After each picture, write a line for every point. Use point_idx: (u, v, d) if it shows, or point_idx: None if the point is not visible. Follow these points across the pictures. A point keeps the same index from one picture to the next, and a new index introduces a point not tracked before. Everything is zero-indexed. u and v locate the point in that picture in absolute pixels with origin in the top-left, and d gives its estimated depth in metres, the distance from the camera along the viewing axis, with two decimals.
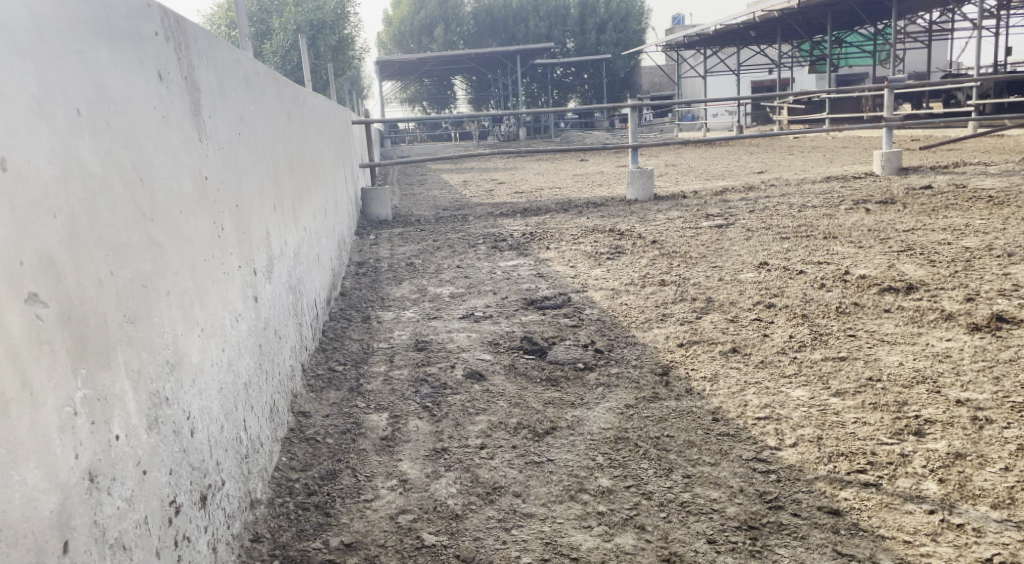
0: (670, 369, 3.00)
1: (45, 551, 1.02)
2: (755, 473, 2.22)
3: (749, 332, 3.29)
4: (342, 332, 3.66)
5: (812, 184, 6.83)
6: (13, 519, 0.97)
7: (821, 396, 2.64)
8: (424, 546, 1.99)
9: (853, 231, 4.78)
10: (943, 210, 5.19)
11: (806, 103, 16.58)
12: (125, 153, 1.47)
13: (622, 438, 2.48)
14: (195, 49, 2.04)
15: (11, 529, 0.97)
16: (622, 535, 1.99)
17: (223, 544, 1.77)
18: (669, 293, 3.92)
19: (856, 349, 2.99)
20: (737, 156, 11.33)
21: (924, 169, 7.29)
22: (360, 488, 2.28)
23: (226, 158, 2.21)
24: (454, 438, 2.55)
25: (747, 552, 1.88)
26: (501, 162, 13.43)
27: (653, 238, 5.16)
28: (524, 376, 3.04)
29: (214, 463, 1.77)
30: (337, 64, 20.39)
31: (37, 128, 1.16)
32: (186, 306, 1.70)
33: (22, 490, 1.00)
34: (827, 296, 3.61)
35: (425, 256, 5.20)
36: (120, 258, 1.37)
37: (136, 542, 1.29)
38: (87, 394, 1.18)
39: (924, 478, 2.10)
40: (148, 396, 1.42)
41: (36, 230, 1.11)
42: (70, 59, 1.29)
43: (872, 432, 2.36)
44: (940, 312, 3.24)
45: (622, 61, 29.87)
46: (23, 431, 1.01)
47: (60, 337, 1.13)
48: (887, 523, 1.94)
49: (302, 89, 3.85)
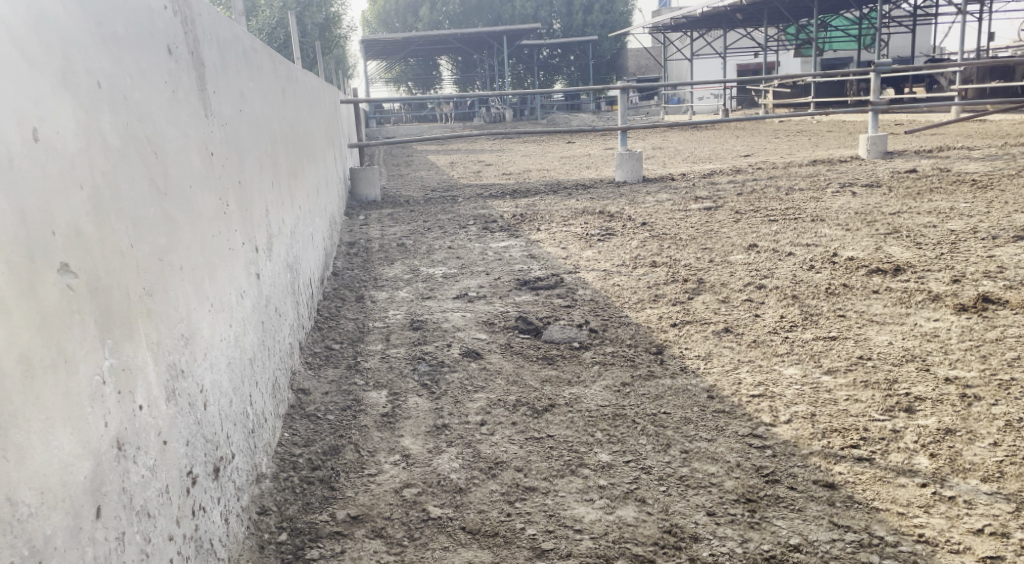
0: (664, 348, 3.05)
1: (80, 516, 1.04)
2: (751, 448, 2.27)
3: (740, 312, 3.34)
4: (337, 311, 3.67)
5: (799, 167, 6.90)
6: (54, 484, 1.00)
7: (813, 374, 2.70)
8: (430, 518, 2.03)
9: (840, 214, 4.85)
10: (928, 193, 5.27)
11: (791, 86, 16.71)
12: (141, 127, 1.47)
13: (621, 414, 2.52)
14: (199, 24, 2.04)
15: (52, 493, 0.99)
16: (623, 507, 2.03)
17: (233, 517, 1.80)
18: (661, 274, 3.96)
19: (846, 329, 3.05)
20: (723, 139, 11.41)
21: (908, 153, 7.40)
22: (364, 463, 2.31)
23: (229, 134, 2.21)
24: (454, 415, 2.58)
25: (746, 523, 1.93)
26: (489, 144, 13.41)
27: (643, 220, 5.20)
28: (521, 354, 3.08)
29: (225, 437, 1.79)
30: (324, 42, 20.18)
31: (63, 98, 1.16)
32: (197, 281, 1.71)
33: (59, 456, 1.01)
34: (816, 277, 3.67)
35: (416, 236, 5.21)
36: (139, 231, 1.38)
37: (159, 510, 1.31)
38: (114, 363, 1.20)
39: (916, 453, 2.17)
40: (166, 367, 1.43)
41: (64, 200, 1.12)
42: (89, 31, 1.30)
43: (864, 409, 2.42)
44: (928, 294, 3.31)
45: (607, 43, 29.77)
46: (58, 397, 1.03)
47: (89, 307, 1.14)
48: (881, 496, 2.00)
49: (295, 68, 3.83)
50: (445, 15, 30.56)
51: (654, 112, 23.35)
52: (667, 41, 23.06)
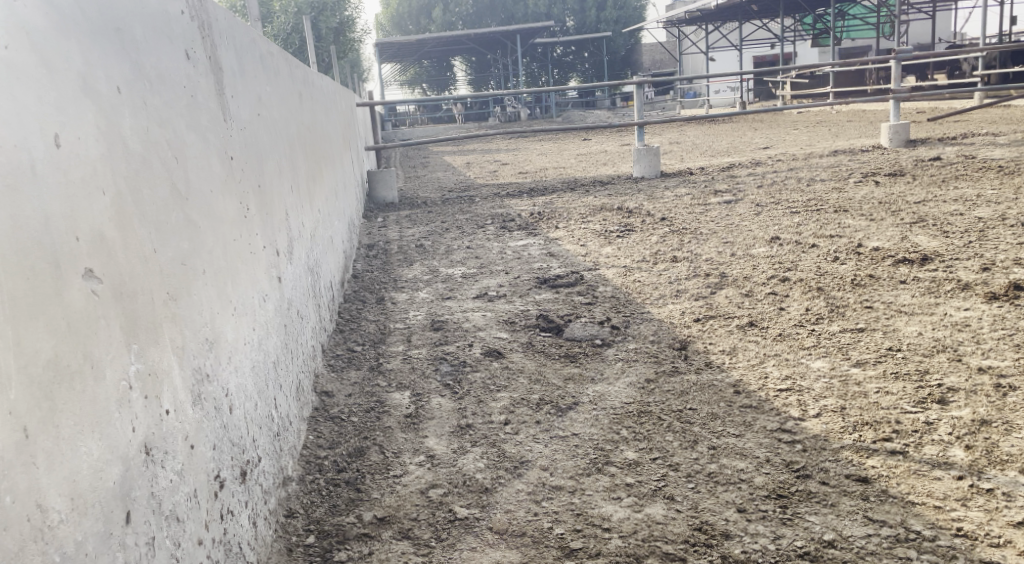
0: (687, 343, 3.01)
1: (111, 520, 1.14)
2: (780, 443, 2.23)
3: (765, 306, 3.30)
4: (358, 314, 3.66)
5: (820, 158, 6.82)
6: (83, 491, 1.09)
7: (841, 367, 2.65)
8: (456, 519, 2.01)
9: (863, 204, 4.78)
10: (953, 181, 5.19)
11: (810, 78, 16.54)
12: (161, 132, 1.58)
13: (646, 411, 2.49)
14: (217, 29, 2.10)
15: (81, 499, 1.08)
16: (652, 505, 2.00)
17: (261, 519, 1.85)
18: (682, 269, 3.92)
19: (873, 320, 3.00)
20: (740, 132, 11.31)
21: (931, 141, 7.30)
22: (389, 464, 2.30)
23: (250, 138, 2.26)
24: (478, 415, 2.57)
25: (778, 519, 1.89)
26: (505, 144, 13.39)
27: (662, 215, 5.16)
28: (543, 352, 3.05)
29: (251, 440, 1.87)
30: (338, 46, 20.27)
31: (84, 103, 1.27)
32: (221, 285, 1.79)
33: (90, 461, 1.11)
34: (842, 269, 3.61)
35: (434, 237, 5.19)
36: (161, 235, 1.49)
37: (188, 514, 1.42)
38: (140, 368, 1.31)
39: (951, 445, 2.12)
40: (191, 372, 1.54)
41: (88, 205, 1.22)
42: (108, 41, 1.40)
43: (896, 401, 2.37)
44: (957, 283, 3.25)
45: (622, 40, 29.64)
46: (88, 401, 1.13)
47: (114, 312, 1.25)
48: (916, 489, 1.96)
49: (312, 70, 3.86)
50: (459, 16, 30.60)
51: (669, 107, 23.30)
52: (681, 35, 22.93)
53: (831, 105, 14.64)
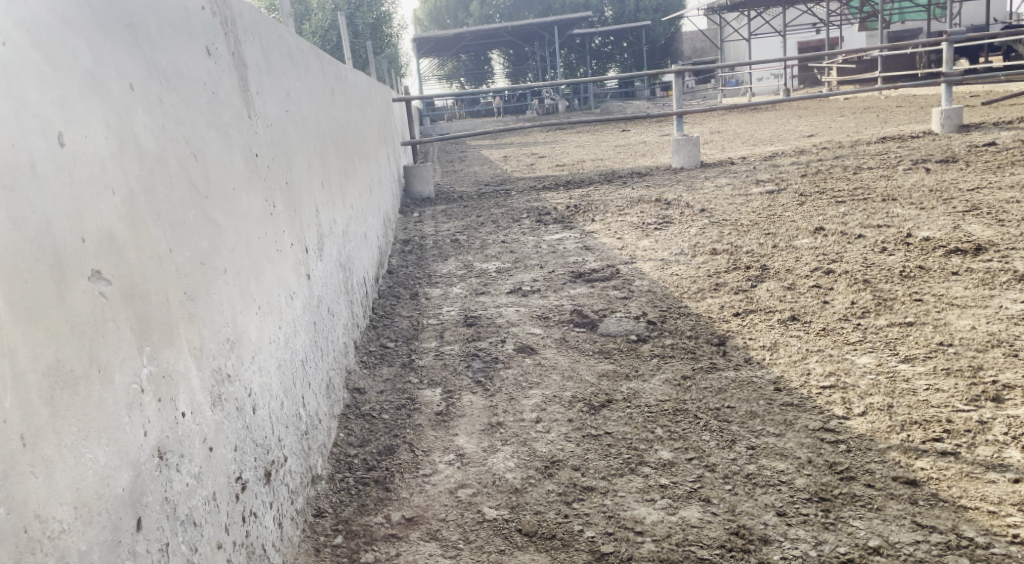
0: (726, 338, 2.91)
1: (119, 528, 1.11)
2: (823, 443, 2.13)
3: (807, 299, 3.18)
4: (392, 310, 3.64)
5: (867, 145, 6.61)
6: (87, 498, 1.06)
7: (889, 362, 2.53)
8: (485, 520, 1.96)
9: (913, 192, 4.61)
10: (1009, 167, 4.98)
11: (857, 63, 16.14)
12: (178, 130, 1.55)
13: (682, 409, 2.41)
14: (240, 25, 2.07)
15: (86, 506, 1.05)
16: (687, 508, 1.92)
17: (287, 519, 1.83)
18: (722, 261, 3.81)
19: (923, 314, 2.86)
20: (783, 120, 11.05)
21: (985, 125, 7.02)
22: (419, 463, 2.26)
23: (276, 134, 2.23)
24: (509, 412, 2.51)
25: (819, 524, 1.80)
26: (543, 136, 13.29)
27: (701, 207, 5.04)
28: (577, 349, 2.98)
29: (277, 440, 1.84)
30: (376, 42, 20.33)
31: (92, 100, 1.24)
32: (244, 284, 1.76)
33: (95, 467, 1.08)
34: (889, 260, 3.47)
35: (470, 232, 5.16)
36: (177, 236, 1.46)
37: (206, 518, 1.39)
38: (152, 370, 1.28)
39: (1007, 446, 2.00)
40: (210, 372, 1.51)
41: (95, 205, 1.19)
42: (120, 37, 1.37)
43: (947, 399, 2.25)
44: (1013, 274, 3.09)
45: (663, 29, 29.26)
46: (93, 407, 1.10)
47: (124, 315, 1.22)
48: (968, 493, 1.85)
49: (345, 67, 3.84)
50: (497, 9, 30.51)
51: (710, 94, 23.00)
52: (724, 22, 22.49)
53: (879, 91, 14.24)
